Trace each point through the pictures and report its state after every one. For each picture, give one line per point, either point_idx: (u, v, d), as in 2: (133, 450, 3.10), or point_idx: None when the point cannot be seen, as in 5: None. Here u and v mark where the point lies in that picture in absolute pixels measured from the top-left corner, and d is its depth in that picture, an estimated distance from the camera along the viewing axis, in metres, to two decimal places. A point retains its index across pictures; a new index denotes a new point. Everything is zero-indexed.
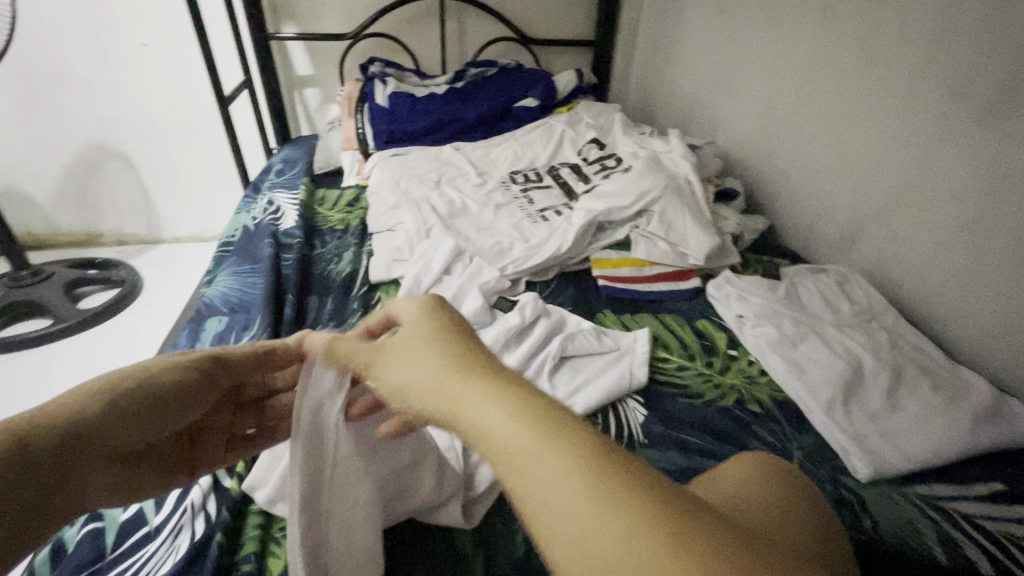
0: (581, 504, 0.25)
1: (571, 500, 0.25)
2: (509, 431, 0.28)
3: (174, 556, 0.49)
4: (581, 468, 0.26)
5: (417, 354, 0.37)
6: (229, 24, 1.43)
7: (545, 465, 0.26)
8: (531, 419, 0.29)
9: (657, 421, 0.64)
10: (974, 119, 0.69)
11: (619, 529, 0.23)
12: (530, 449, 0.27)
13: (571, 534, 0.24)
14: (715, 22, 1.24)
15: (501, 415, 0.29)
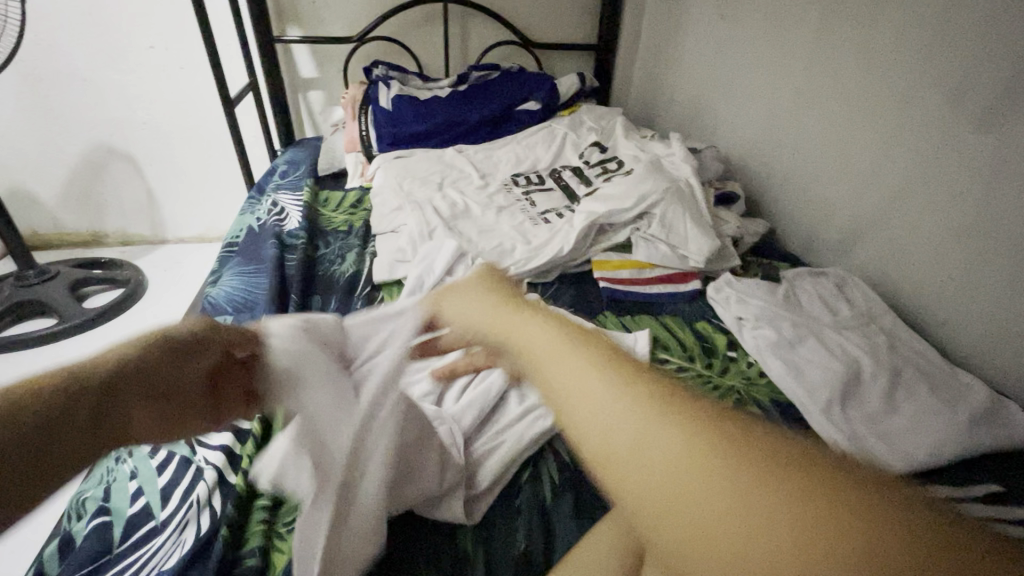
0: (668, 448, 0.23)
1: (590, 379, 0.28)
2: (589, 382, 0.28)
3: (179, 550, 0.50)
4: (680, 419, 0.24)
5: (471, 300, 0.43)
6: (235, 27, 1.45)
7: (631, 415, 0.25)
8: (615, 374, 0.28)
9: None
10: (971, 124, 0.70)
11: (618, 399, 0.26)
12: (613, 398, 0.26)
13: (646, 473, 0.23)
14: (715, 27, 1.25)
15: (574, 367, 0.29)
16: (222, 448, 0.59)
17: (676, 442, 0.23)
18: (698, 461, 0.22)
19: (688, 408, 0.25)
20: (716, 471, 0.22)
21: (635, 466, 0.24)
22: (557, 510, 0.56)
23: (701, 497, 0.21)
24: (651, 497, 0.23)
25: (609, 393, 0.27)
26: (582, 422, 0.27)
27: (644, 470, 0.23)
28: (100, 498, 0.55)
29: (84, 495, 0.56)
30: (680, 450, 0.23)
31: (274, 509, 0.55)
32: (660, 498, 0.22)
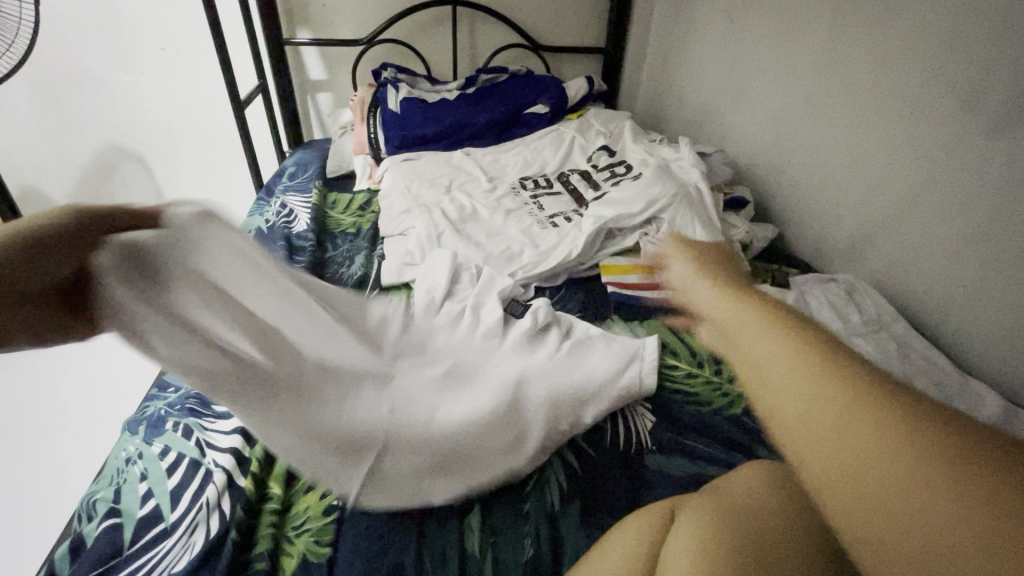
0: (857, 437, 0.25)
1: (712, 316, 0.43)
2: (764, 355, 0.31)
3: (189, 553, 0.51)
4: (873, 402, 0.26)
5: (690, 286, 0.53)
6: (245, 30, 1.46)
7: (855, 399, 0.27)
8: (794, 349, 0.30)
9: (667, 428, 0.66)
10: (986, 131, 0.69)
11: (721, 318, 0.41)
12: (787, 368, 0.29)
13: (813, 442, 0.27)
14: (725, 30, 1.24)
15: (759, 344, 0.32)
16: (231, 451, 0.59)
17: (884, 428, 0.25)
18: (903, 441, 0.25)
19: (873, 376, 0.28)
20: (900, 445, 0.25)
21: (819, 448, 0.26)
22: (565, 515, 0.56)
23: (875, 438, 0.25)
24: (839, 476, 0.25)
25: (795, 367, 0.29)
26: (770, 414, 0.29)
27: (913, 448, 0.24)
28: (111, 500, 0.55)
29: (95, 496, 0.56)
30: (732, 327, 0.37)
31: (283, 513, 0.55)
32: (880, 484, 0.24)
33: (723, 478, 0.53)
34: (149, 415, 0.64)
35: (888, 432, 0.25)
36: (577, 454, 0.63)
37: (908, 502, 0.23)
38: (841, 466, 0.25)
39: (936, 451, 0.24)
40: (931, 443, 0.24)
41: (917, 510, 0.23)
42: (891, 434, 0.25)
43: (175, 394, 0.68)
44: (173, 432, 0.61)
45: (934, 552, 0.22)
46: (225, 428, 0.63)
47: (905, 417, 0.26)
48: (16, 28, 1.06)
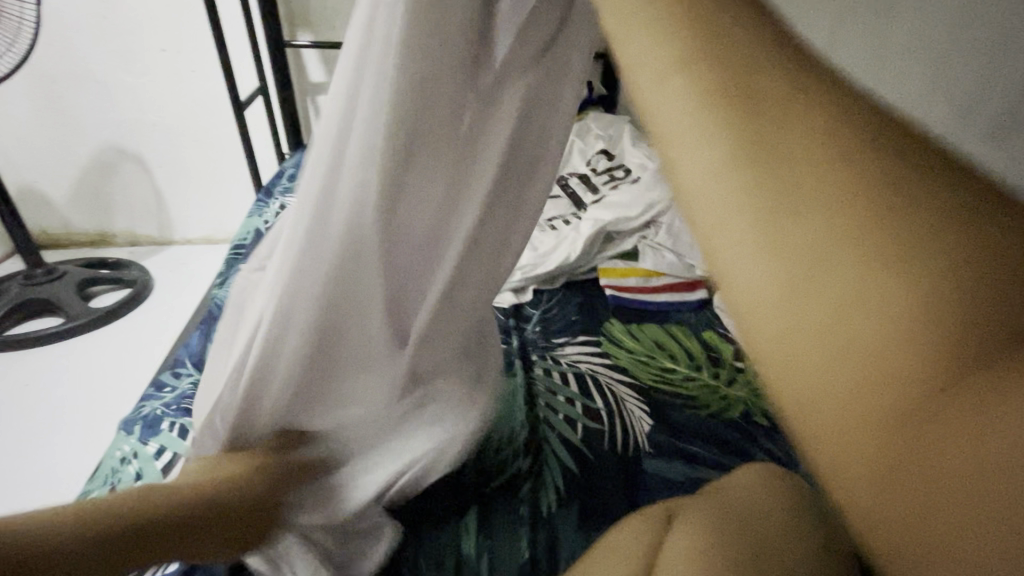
0: (806, 212, 0.22)
1: (727, 190, 0.23)
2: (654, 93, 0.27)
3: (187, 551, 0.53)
4: (860, 210, 0.21)
5: (699, 122, 0.25)
6: (246, 30, 1.46)
7: (811, 198, 0.22)
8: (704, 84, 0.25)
9: (663, 431, 0.69)
10: None
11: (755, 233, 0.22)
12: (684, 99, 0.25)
13: (756, 275, 0.22)
14: None
15: (647, 53, 0.27)
16: None
17: (840, 224, 0.21)
18: (866, 235, 0.20)
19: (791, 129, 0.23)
20: (727, 199, 0.23)
21: (767, 291, 0.22)
22: (563, 516, 0.59)
23: (823, 346, 0.20)
24: (810, 325, 0.21)
25: (734, 106, 0.24)
26: (683, 178, 0.25)
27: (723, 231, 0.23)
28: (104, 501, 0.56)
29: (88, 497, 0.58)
30: (725, 219, 0.23)
31: None
32: (807, 295, 0.21)
33: (723, 484, 0.52)
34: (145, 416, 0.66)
35: (806, 207, 0.22)
36: (571, 422, 0.68)
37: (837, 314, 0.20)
38: (806, 340, 0.21)
39: (856, 202, 0.21)
40: (913, 249, 0.20)
41: (861, 318, 0.20)
42: (861, 210, 0.21)
43: (171, 393, 0.70)
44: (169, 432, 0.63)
45: (883, 408, 0.19)
46: None
47: (868, 214, 0.20)
48: (18, 27, 1.06)
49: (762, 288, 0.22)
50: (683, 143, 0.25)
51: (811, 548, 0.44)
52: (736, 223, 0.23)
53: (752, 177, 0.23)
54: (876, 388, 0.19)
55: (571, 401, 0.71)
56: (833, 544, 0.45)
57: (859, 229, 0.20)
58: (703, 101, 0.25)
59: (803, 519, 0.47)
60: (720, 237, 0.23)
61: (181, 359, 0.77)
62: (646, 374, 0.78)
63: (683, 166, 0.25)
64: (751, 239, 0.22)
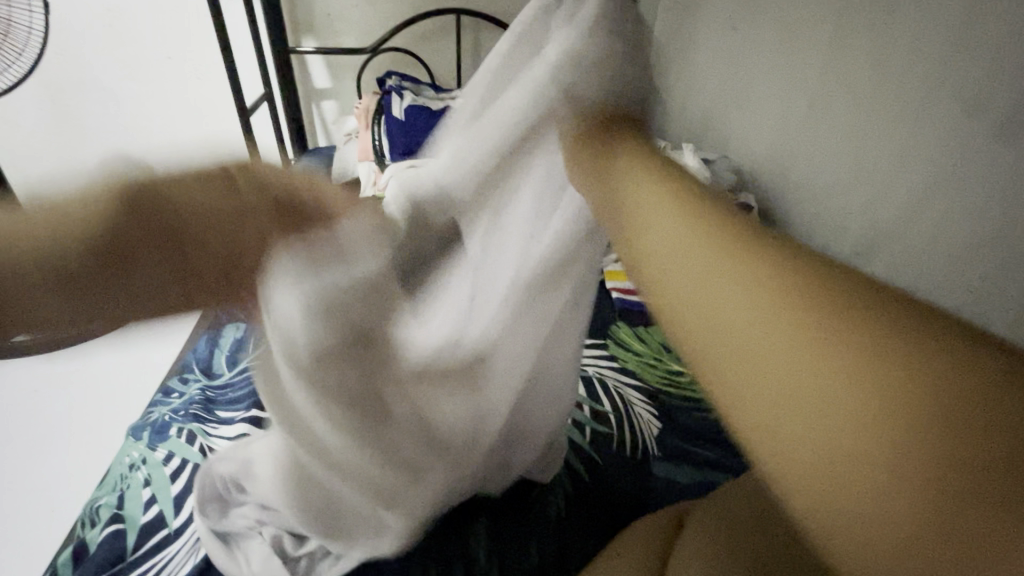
0: (787, 334, 0.21)
1: (693, 265, 0.25)
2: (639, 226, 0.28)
3: (194, 558, 0.53)
4: (766, 290, 0.22)
5: (656, 215, 0.28)
6: (251, 37, 1.47)
7: (736, 275, 0.23)
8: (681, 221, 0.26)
9: (670, 433, 0.69)
10: (989, 137, 0.68)
11: (724, 298, 0.23)
12: (661, 232, 0.26)
13: (736, 372, 0.22)
14: (727, 38, 1.25)
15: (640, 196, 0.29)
16: None
17: (825, 337, 0.20)
18: (835, 349, 0.20)
19: (774, 256, 0.23)
20: (690, 262, 0.25)
21: (716, 358, 0.23)
22: (571, 521, 0.58)
23: (787, 397, 0.21)
24: (804, 431, 0.20)
25: (706, 236, 0.25)
26: (649, 257, 0.27)
27: (686, 293, 0.24)
28: (113, 506, 0.57)
29: (98, 502, 0.58)
30: (706, 282, 0.24)
31: None
32: (774, 394, 0.21)
33: (725, 486, 0.51)
34: (154, 421, 0.66)
35: (781, 327, 0.21)
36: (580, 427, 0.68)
37: (825, 429, 0.20)
38: (804, 453, 0.20)
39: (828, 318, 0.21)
40: (845, 336, 0.20)
41: (838, 421, 0.20)
42: (830, 324, 0.20)
43: (180, 398, 0.70)
44: (178, 438, 0.63)
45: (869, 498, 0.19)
46: (228, 434, 0.65)
47: (855, 329, 0.20)
48: (26, 36, 1.07)
49: (714, 359, 0.23)
50: (657, 224, 0.27)
51: None
52: (697, 293, 0.24)
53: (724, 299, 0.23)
54: (839, 459, 0.19)
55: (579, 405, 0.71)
56: None
57: (829, 300, 0.21)
58: (685, 209, 0.27)
59: None
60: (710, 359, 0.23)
61: (188, 364, 0.77)
62: (654, 377, 0.78)
63: (640, 244, 0.28)
64: (731, 304, 0.23)
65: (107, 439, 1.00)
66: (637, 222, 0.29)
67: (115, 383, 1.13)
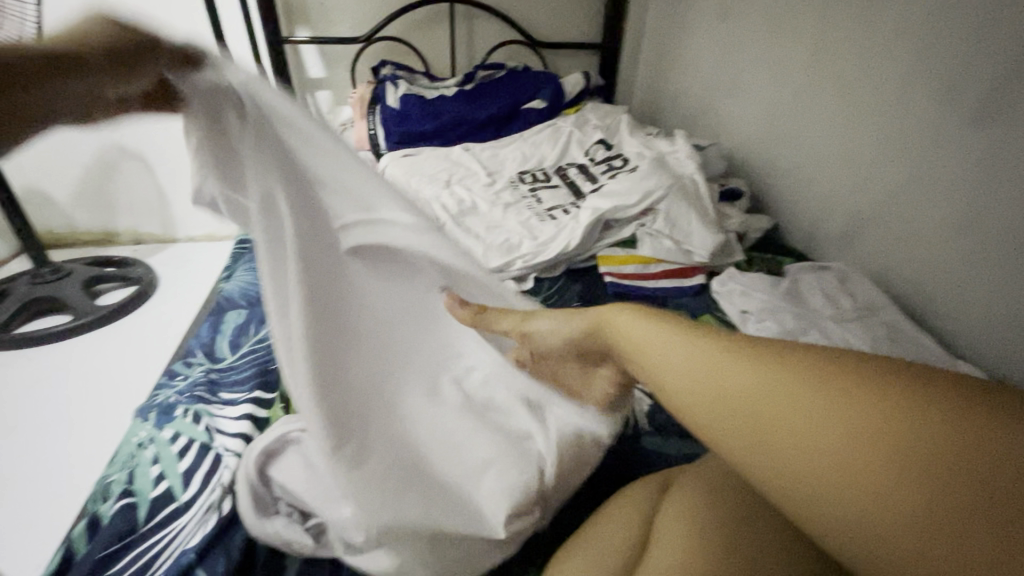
0: (804, 403, 0.34)
1: (755, 391, 0.36)
2: (667, 354, 0.43)
3: (202, 530, 0.55)
4: (810, 392, 0.34)
5: (695, 353, 0.41)
6: (244, 28, 1.47)
7: (779, 394, 0.35)
8: (704, 347, 0.41)
9: (660, 410, 0.71)
10: (972, 118, 0.70)
11: (786, 402, 0.35)
12: (692, 355, 0.41)
13: (801, 468, 0.33)
14: (717, 25, 1.26)
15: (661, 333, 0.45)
16: (239, 436, 0.63)
17: (829, 398, 0.34)
18: (854, 430, 0.32)
19: (805, 371, 0.36)
20: (754, 388, 0.36)
21: (784, 461, 0.34)
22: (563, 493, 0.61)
23: (840, 483, 0.32)
24: (816, 474, 0.33)
25: (723, 358, 0.39)
26: (704, 394, 0.39)
27: (754, 411, 0.36)
28: (124, 482, 0.59)
29: (108, 479, 0.60)
30: (764, 404, 0.36)
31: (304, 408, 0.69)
32: (831, 473, 0.32)
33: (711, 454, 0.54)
34: (160, 403, 0.68)
35: (824, 418, 0.33)
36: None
37: (831, 464, 0.32)
38: (863, 517, 0.31)
39: (814, 387, 0.35)
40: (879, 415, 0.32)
41: (836, 462, 0.32)
42: (810, 392, 0.35)
43: (184, 381, 0.72)
44: (183, 418, 0.65)
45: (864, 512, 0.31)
46: (232, 414, 0.67)
47: (874, 398, 0.32)
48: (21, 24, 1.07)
49: (785, 458, 0.34)
50: (691, 368, 0.40)
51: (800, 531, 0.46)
52: (751, 413, 0.36)
53: (742, 393, 0.37)
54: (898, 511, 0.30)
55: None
56: None
57: (856, 390, 0.33)
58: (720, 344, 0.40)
59: None
60: (743, 444, 0.36)
61: (190, 349, 0.79)
62: None
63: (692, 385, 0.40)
64: (790, 405, 0.35)
65: (112, 427, 1.02)
66: (697, 364, 0.40)
67: (115, 372, 1.15)
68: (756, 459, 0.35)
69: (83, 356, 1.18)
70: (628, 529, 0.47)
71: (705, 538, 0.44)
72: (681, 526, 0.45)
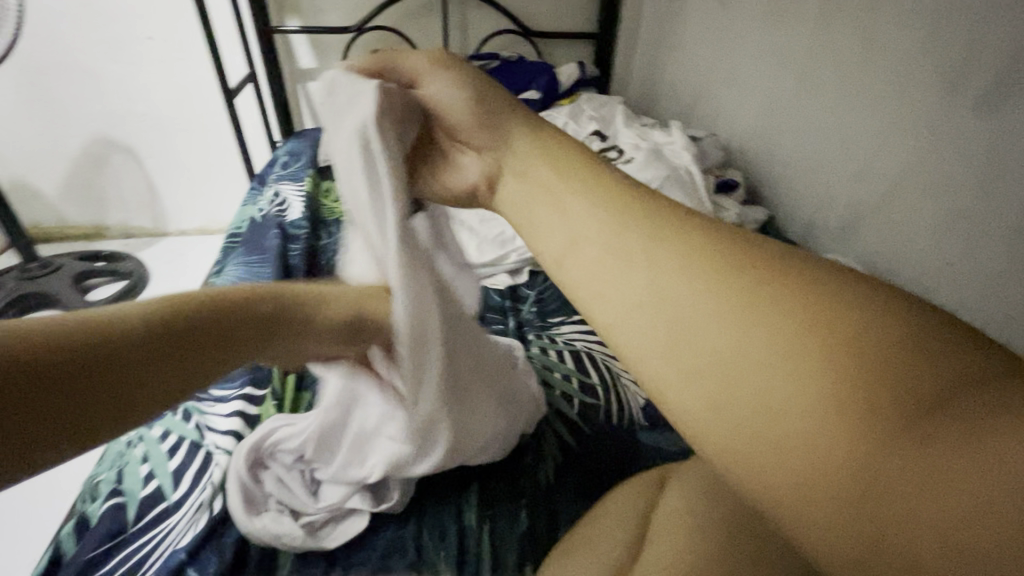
0: (693, 293, 0.29)
1: (640, 273, 0.31)
2: (565, 215, 0.37)
3: (193, 530, 0.55)
4: (696, 277, 0.29)
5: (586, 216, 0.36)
6: (234, 17, 1.44)
7: (671, 272, 0.30)
8: (616, 229, 0.34)
9: (657, 404, 0.71)
10: (970, 111, 0.69)
11: (669, 283, 0.30)
12: (597, 243, 0.34)
13: (673, 343, 0.29)
14: (715, 14, 1.25)
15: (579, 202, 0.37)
16: (229, 433, 0.63)
17: (726, 301, 0.28)
18: (745, 319, 0.27)
19: (720, 252, 0.30)
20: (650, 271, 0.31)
21: (658, 355, 0.29)
22: (560, 489, 0.60)
23: (726, 369, 0.27)
24: (703, 383, 0.27)
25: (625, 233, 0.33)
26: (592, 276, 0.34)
27: (634, 290, 0.31)
28: (113, 480, 0.58)
29: (97, 478, 0.59)
30: (654, 289, 0.30)
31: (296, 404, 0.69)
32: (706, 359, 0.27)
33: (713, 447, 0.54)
34: None
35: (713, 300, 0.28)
36: (568, 398, 0.70)
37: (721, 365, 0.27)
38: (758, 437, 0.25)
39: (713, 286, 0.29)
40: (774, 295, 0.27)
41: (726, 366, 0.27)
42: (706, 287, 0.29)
43: None
44: (173, 416, 0.65)
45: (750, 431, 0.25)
46: (223, 411, 0.66)
47: (771, 289, 0.27)
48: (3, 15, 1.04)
49: (663, 352, 0.29)
50: (587, 237, 0.35)
51: None
52: (622, 294, 0.32)
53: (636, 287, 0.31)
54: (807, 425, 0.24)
55: (568, 377, 0.73)
56: None
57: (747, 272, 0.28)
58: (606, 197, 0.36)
59: None
60: (642, 344, 0.30)
61: None
62: None
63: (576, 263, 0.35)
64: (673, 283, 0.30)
65: None
66: (586, 236, 0.35)
67: None
68: (654, 358, 0.29)
69: None
70: (627, 526, 0.47)
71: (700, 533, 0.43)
72: (678, 522, 0.45)
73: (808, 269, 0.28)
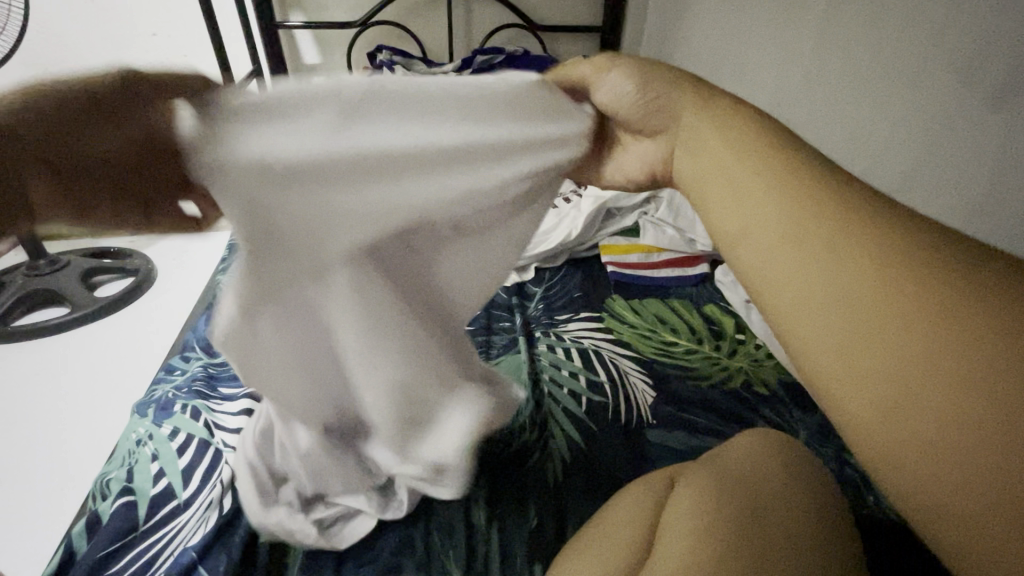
0: (860, 290, 0.39)
1: (821, 267, 0.41)
2: (763, 214, 0.45)
3: (204, 528, 0.55)
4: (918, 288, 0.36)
5: (773, 212, 0.44)
6: (237, 13, 1.44)
7: (867, 280, 0.38)
8: (802, 227, 0.43)
9: (665, 402, 0.70)
10: (979, 105, 0.66)
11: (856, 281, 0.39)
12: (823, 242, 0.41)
13: (839, 332, 0.39)
14: (722, 6, 1.23)
15: (716, 182, 0.50)
16: (238, 431, 0.63)
17: (931, 314, 0.35)
18: (922, 323, 0.36)
19: (932, 266, 0.37)
20: (849, 272, 0.39)
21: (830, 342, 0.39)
22: (569, 487, 0.60)
23: (901, 353, 0.36)
24: (881, 369, 0.37)
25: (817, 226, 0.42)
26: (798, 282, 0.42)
27: (863, 283, 0.39)
28: (123, 479, 0.58)
29: (108, 475, 0.59)
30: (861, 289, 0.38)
31: None
32: (900, 349, 0.36)
33: (722, 448, 0.55)
34: (158, 398, 0.67)
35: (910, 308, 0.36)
36: (575, 396, 0.70)
37: (912, 361, 0.35)
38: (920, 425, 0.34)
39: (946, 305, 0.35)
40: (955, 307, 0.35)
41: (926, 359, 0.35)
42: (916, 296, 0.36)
43: (181, 376, 0.71)
44: (182, 414, 0.65)
45: (916, 416, 0.35)
46: (232, 409, 0.66)
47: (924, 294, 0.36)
48: (6, 12, 1.04)
49: (862, 349, 0.38)
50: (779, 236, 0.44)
51: (813, 525, 0.45)
52: (819, 289, 0.40)
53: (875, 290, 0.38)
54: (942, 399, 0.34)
55: (575, 375, 0.73)
56: (834, 509, 0.49)
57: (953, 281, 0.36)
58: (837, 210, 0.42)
59: (803, 488, 0.49)
60: (822, 330, 0.40)
61: (189, 344, 0.78)
62: (649, 348, 0.79)
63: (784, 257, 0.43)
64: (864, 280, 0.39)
65: (113, 420, 1.02)
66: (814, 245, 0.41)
67: (113, 368, 1.13)
68: (829, 340, 0.39)
69: (81, 350, 1.17)
70: (636, 526, 0.47)
71: (712, 534, 0.43)
72: (687, 521, 0.44)
73: (972, 280, 0.35)
